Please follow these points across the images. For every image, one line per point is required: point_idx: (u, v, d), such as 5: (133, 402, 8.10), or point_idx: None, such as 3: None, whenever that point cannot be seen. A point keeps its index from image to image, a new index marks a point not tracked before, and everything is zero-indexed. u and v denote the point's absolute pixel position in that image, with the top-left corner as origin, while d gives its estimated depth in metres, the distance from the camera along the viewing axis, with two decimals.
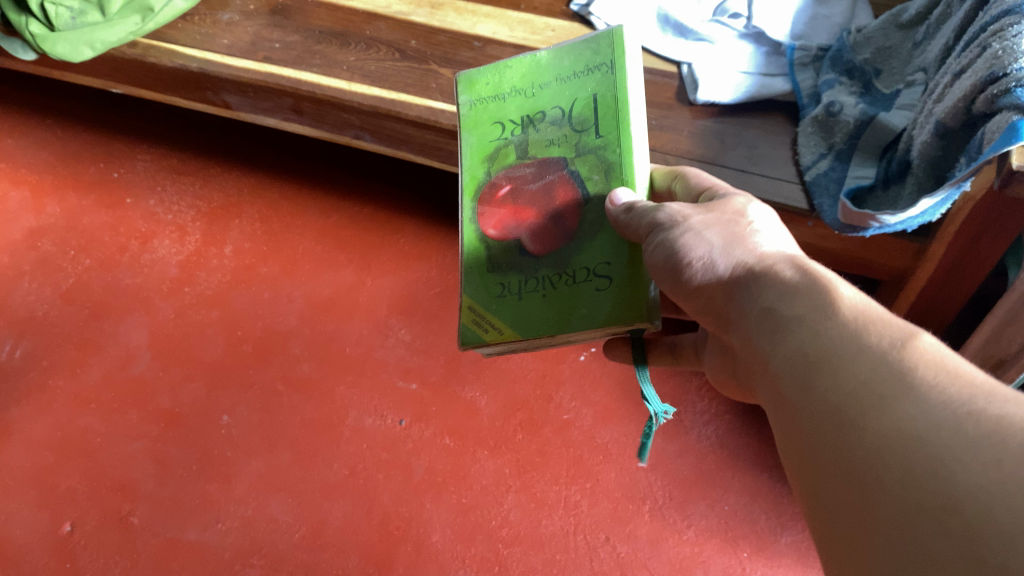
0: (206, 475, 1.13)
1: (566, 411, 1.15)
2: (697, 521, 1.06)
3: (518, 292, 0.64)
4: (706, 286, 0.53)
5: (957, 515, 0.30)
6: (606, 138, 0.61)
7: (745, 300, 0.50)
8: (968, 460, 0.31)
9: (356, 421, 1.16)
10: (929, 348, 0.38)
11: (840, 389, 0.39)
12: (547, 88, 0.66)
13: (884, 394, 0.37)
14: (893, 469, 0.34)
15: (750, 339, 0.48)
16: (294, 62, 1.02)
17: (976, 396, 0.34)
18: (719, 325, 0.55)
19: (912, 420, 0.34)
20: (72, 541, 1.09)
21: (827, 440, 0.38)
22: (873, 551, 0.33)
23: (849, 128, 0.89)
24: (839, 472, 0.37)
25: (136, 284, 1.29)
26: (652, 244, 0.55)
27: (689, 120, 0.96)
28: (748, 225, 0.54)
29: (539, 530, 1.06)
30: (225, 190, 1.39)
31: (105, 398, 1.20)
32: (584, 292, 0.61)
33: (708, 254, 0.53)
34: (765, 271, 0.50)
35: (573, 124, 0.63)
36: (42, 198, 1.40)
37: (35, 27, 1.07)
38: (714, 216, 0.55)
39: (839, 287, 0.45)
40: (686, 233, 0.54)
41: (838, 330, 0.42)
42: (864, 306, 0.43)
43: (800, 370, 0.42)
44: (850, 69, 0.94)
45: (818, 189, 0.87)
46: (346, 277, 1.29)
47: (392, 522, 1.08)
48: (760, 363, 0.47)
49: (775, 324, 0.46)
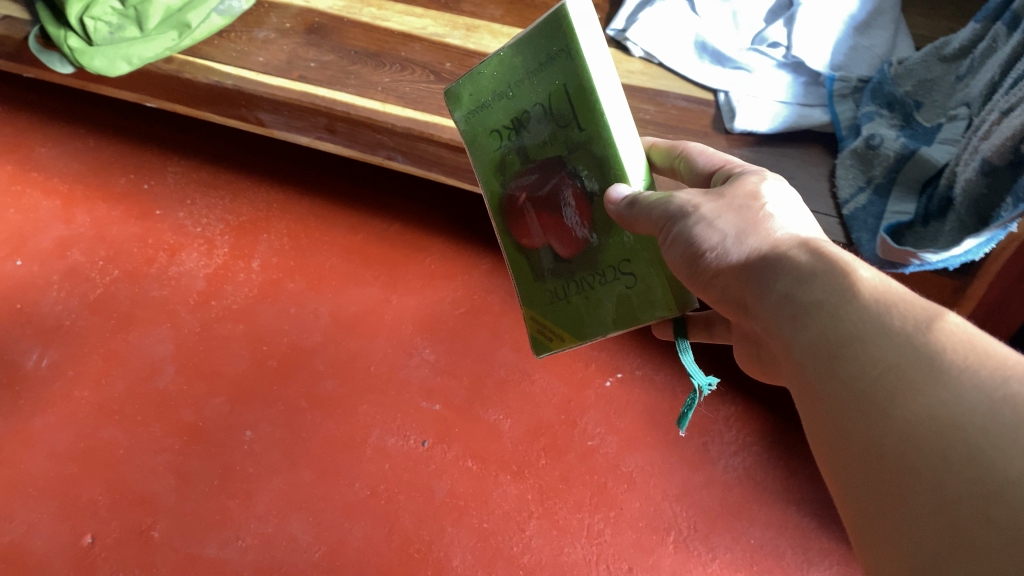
0: (227, 491, 1.13)
1: (590, 436, 1.14)
2: (722, 553, 1.04)
3: (564, 297, 0.65)
4: (721, 275, 0.52)
5: (995, 500, 0.31)
6: (592, 132, 0.55)
7: (763, 289, 0.48)
8: (1008, 447, 0.32)
9: (379, 440, 1.15)
10: (955, 329, 0.39)
11: (865, 373, 0.39)
12: (521, 85, 0.59)
13: (914, 380, 0.37)
14: (929, 455, 0.34)
15: (768, 325, 0.47)
16: (328, 82, 1.02)
17: (1009, 379, 0.35)
18: (739, 313, 0.52)
19: (944, 406, 0.35)
20: (92, 554, 1.09)
21: (854, 423, 0.39)
22: (910, 536, 0.34)
23: (889, 162, 0.87)
24: (871, 456, 0.37)
25: (163, 296, 1.30)
26: (665, 236, 0.54)
27: (725, 148, 0.95)
28: (762, 210, 0.52)
29: (561, 558, 1.05)
30: (254, 205, 1.39)
31: (129, 410, 1.20)
32: (618, 289, 0.61)
33: (721, 243, 0.51)
34: (779, 254, 0.48)
35: (557, 122, 0.57)
36: (72, 208, 1.40)
37: (73, 41, 1.09)
38: (723, 201, 0.53)
39: (858, 268, 0.45)
40: (698, 224, 0.52)
41: (859, 312, 0.41)
42: (884, 286, 0.43)
43: (820, 353, 0.42)
44: (891, 101, 0.93)
45: (856, 223, 0.86)
46: (372, 294, 1.29)
47: (413, 544, 1.07)
48: (778, 347, 0.47)
49: (794, 310, 0.45)
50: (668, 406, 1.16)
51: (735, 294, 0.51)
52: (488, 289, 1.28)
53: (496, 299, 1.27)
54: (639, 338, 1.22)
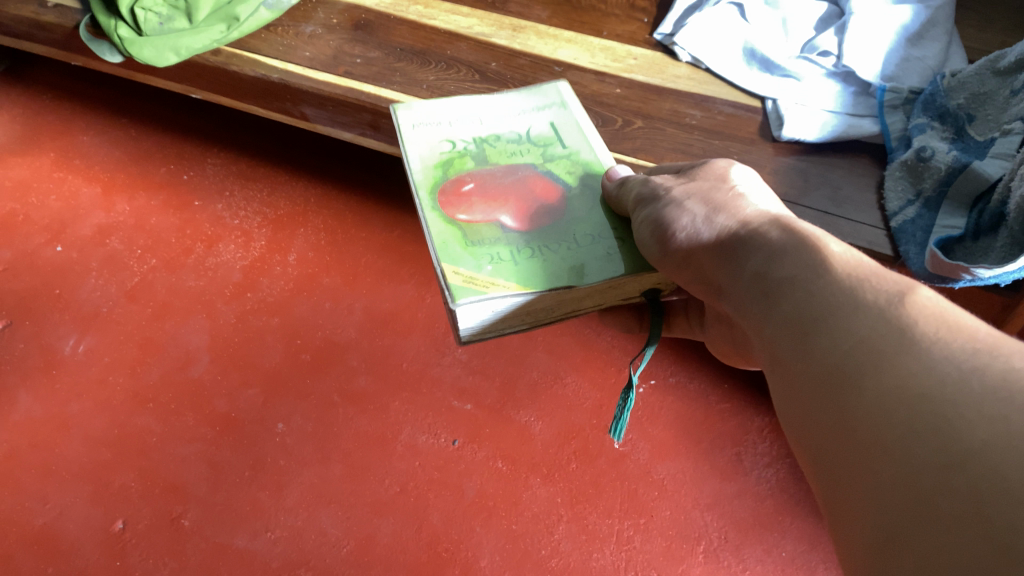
0: (257, 482, 1.13)
1: (622, 442, 1.13)
2: (753, 565, 1.03)
3: (512, 257, 0.65)
4: (693, 253, 0.57)
5: (964, 469, 0.31)
6: (569, 146, 0.79)
7: (735, 266, 0.53)
8: (974, 412, 0.33)
9: (410, 437, 1.15)
10: (927, 303, 0.40)
11: (838, 346, 0.41)
12: (499, 121, 0.83)
13: (882, 350, 0.38)
14: (897, 423, 0.35)
15: (743, 301, 0.51)
16: (374, 78, 1.03)
17: (978, 351, 0.36)
18: (709, 292, 0.57)
19: (916, 376, 0.36)
20: (123, 539, 1.08)
21: (827, 394, 0.40)
22: (875, 504, 0.34)
23: (940, 175, 0.86)
24: (841, 425, 0.38)
25: (199, 287, 1.31)
26: (640, 220, 0.61)
27: (771, 156, 0.95)
28: (729, 192, 0.59)
29: (590, 564, 1.03)
30: (292, 199, 1.41)
31: (163, 398, 1.20)
32: (590, 249, 0.66)
33: (692, 223, 0.57)
34: (756, 233, 0.53)
35: (531, 141, 0.80)
36: (112, 197, 1.42)
37: (124, 31, 1.10)
38: (696, 183, 0.61)
39: (829, 246, 0.48)
40: (669, 207, 0.59)
41: (834, 288, 0.44)
42: (860, 267, 0.45)
43: (800, 328, 0.44)
44: (943, 114, 0.91)
45: (904, 236, 0.85)
46: (406, 292, 1.30)
47: (442, 543, 1.06)
48: (757, 325, 0.49)
49: (767, 286, 0.48)
50: (702, 415, 1.15)
51: (707, 272, 0.56)
52: None
53: None
54: (672, 346, 1.23)
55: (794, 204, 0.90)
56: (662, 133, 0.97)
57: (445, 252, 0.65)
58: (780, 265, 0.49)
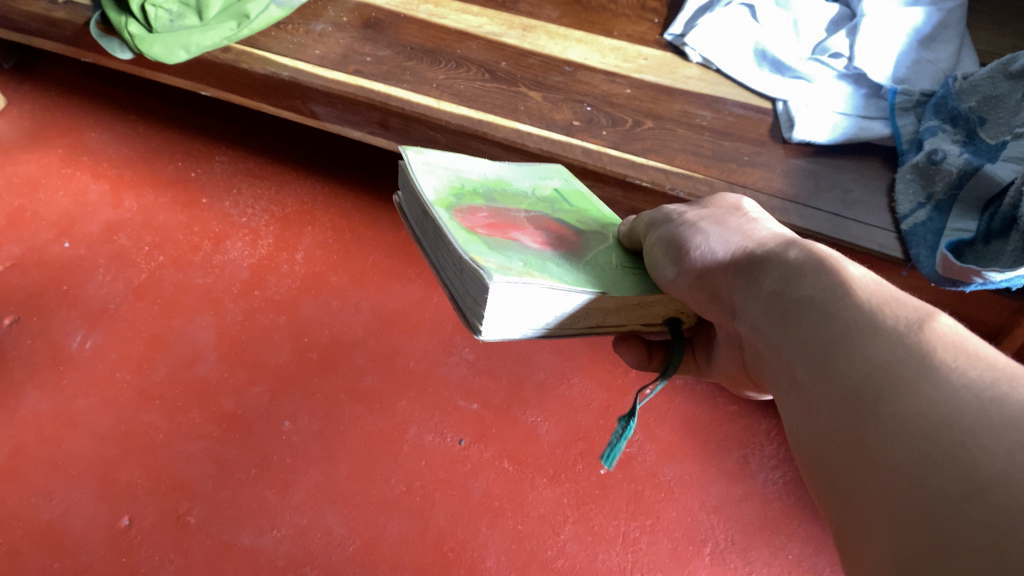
0: (264, 481, 1.13)
1: (629, 443, 1.13)
2: (759, 567, 1.03)
3: (541, 262, 0.58)
4: (709, 272, 0.55)
5: (982, 505, 0.29)
6: (572, 206, 0.77)
7: (754, 287, 0.51)
8: (991, 444, 0.30)
9: (416, 436, 1.15)
10: (947, 327, 0.37)
11: (855, 373, 0.38)
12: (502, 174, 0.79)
13: (900, 377, 0.35)
14: (912, 456, 0.32)
15: (763, 326, 0.48)
16: (384, 77, 1.03)
17: (997, 379, 0.33)
18: (724, 315, 0.55)
19: (933, 406, 0.33)
20: (129, 536, 1.08)
21: (844, 425, 0.37)
22: (888, 539, 0.32)
23: (951, 178, 0.85)
24: (857, 457, 0.36)
25: (207, 284, 1.31)
26: (653, 242, 0.61)
27: (781, 158, 0.95)
28: (743, 216, 0.59)
29: (596, 564, 1.03)
30: (299, 197, 1.41)
31: (170, 395, 1.20)
32: (618, 272, 0.62)
33: (706, 243, 0.56)
34: (775, 254, 0.50)
35: (535, 197, 0.76)
36: (120, 193, 1.42)
37: (134, 28, 1.10)
38: (709, 209, 0.61)
39: (848, 267, 0.45)
40: (683, 228, 0.59)
41: (852, 312, 0.41)
42: (879, 288, 0.42)
43: (818, 354, 0.41)
44: (954, 117, 0.91)
45: (914, 239, 0.85)
46: (414, 291, 1.30)
47: (447, 543, 1.06)
48: (775, 350, 0.46)
49: (787, 309, 0.46)
50: (709, 417, 1.15)
51: (722, 292, 0.55)
52: None
53: None
54: None
55: (804, 206, 0.90)
56: (673, 134, 0.97)
57: (469, 245, 0.56)
58: (799, 287, 0.46)
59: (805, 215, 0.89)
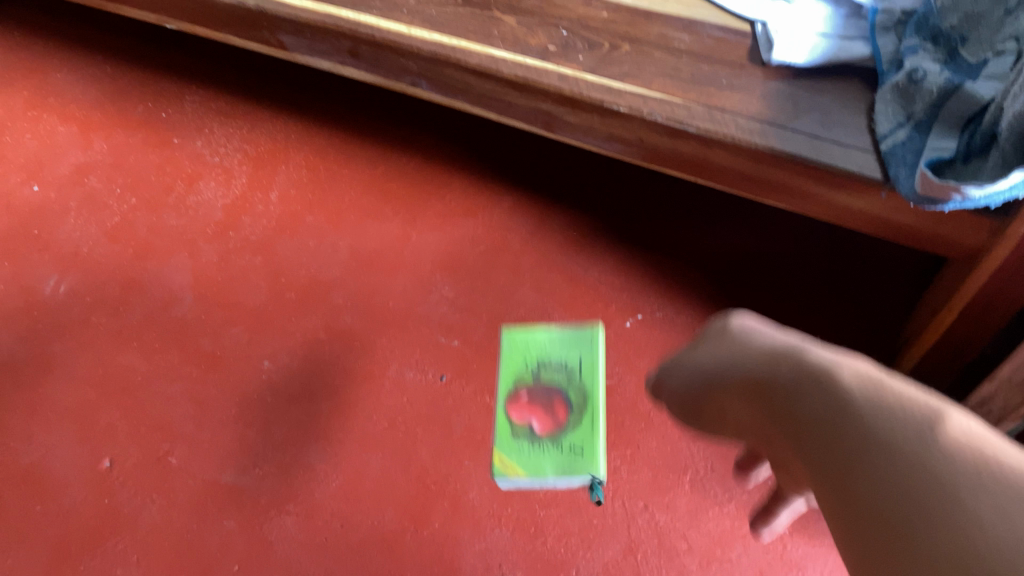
0: (245, 420, 1.13)
1: (609, 376, 1.14)
2: (739, 495, 1.03)
3: None
4: (727, 407, 0.54)
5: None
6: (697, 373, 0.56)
7: (763, 407, 0.48)
8: (981, 510, 0.32)
9: (397, 374, 1.15)
10: (940, 417, 0.38)
11: (851, 454, 0.39)
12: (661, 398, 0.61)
13: (899, 446, 0.37)
14: (900, 533, 0.34)
15: (767, 428, 0.48)
16: (353, 3, 0.99)
17: (979, 456, 0.34)
18: (759, 444, 0.53)
19: (923, 476, 0.35)
20: (111, 477, 1.09)
21: (839, 504, 0.38)
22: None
23: (932, 97, 0.84)
24: (851, 527, 0.37)
25: (181, 225, 1.29)
26: (677, 376, 0.59)
27: (760, 81, 0.93)
28: (751, 327, 0.54)
29: (576, 494, 1.04)
30: (273, 135, 1.37)
31: (146, 336, 1.19)
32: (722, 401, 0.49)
33: (717, 370, 0.53)
34: (786, 362, 0.48)
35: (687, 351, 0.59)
36: (89, 134, 1.39)
37: None
38: (716, 339, 0.56)
39: (832, 357, 0.46)
40: (699, 365, 0.55)
41: (837, 394, 0.42)
42: (863, 371, 0.43)
43: (814, 437, 0.42)
44: (936, 35, 0.89)
45: (894, 159, 0.84)
46: (392, 230, 1.27)
47: (430, 477, 1.07)
48: (774, 437, 0.47)
49: (777, 397, 0.47)
50: None
51: (748, 426, 0.52)
52: (509, 228, 1.27)
53: (517, 238, 1.26)
54: (662, 279, 1.21)
55: (782, 128, 0.88)
56: (649, 58, 0.95)
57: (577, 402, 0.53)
58: (785, 376, 0.47)
59: (784, 137, 0.88)
